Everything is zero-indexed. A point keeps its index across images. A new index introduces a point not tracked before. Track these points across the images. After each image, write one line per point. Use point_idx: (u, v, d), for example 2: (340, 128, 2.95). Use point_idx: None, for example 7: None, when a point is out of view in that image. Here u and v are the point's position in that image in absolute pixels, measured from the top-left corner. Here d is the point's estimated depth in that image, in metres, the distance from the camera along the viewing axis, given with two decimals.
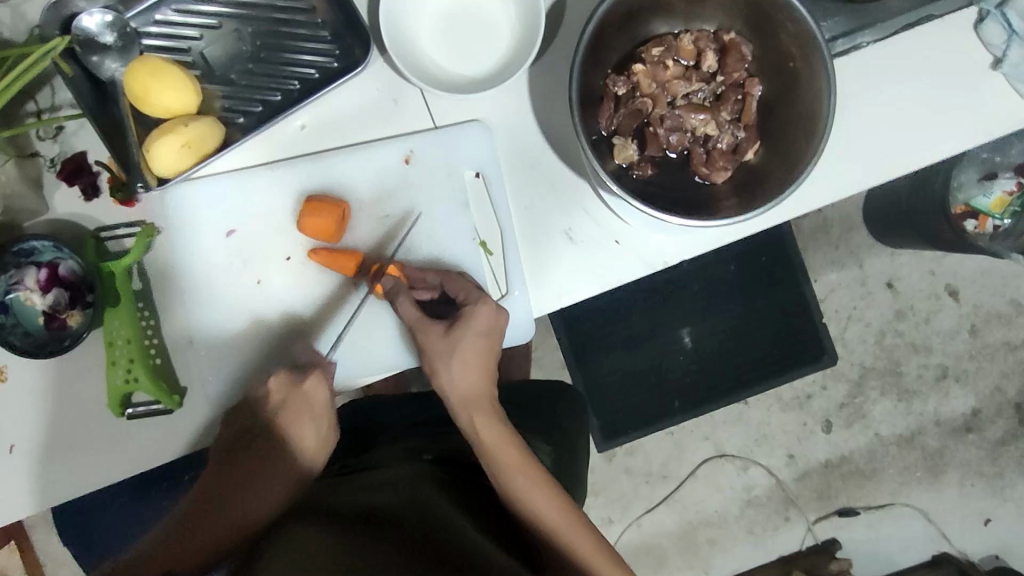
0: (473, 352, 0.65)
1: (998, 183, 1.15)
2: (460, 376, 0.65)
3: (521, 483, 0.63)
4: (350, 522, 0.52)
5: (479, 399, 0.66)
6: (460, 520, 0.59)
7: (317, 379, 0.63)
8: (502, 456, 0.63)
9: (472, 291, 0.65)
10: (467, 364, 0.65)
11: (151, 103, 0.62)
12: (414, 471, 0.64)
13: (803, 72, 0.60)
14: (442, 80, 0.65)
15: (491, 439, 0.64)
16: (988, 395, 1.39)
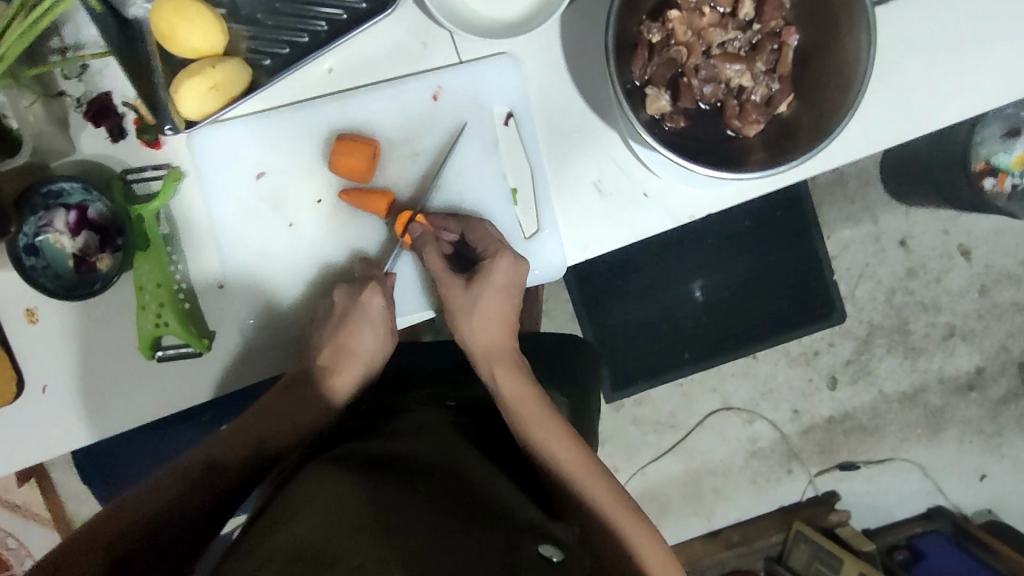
0: (496, 304, 0.68)
1: (1019, 141, 1.15)
2: (481, 329, 0.68)
3: (544, 433, 0.64)
4: (371, 468, 0.54)
5: (501, 352, 0.69)
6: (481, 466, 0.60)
7: (371, 288, 0.65)
8: (526, 409, 0.65)
9: (493, 243, 0.66)
10: (489, 316, 0.68)
11: (178, 42, 0.61)
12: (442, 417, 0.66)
13: (841, 20, 0.59)
14: (473, 23, 0.64)
15: (514, 394, 0.66)
16: (993, 355, 1.41)
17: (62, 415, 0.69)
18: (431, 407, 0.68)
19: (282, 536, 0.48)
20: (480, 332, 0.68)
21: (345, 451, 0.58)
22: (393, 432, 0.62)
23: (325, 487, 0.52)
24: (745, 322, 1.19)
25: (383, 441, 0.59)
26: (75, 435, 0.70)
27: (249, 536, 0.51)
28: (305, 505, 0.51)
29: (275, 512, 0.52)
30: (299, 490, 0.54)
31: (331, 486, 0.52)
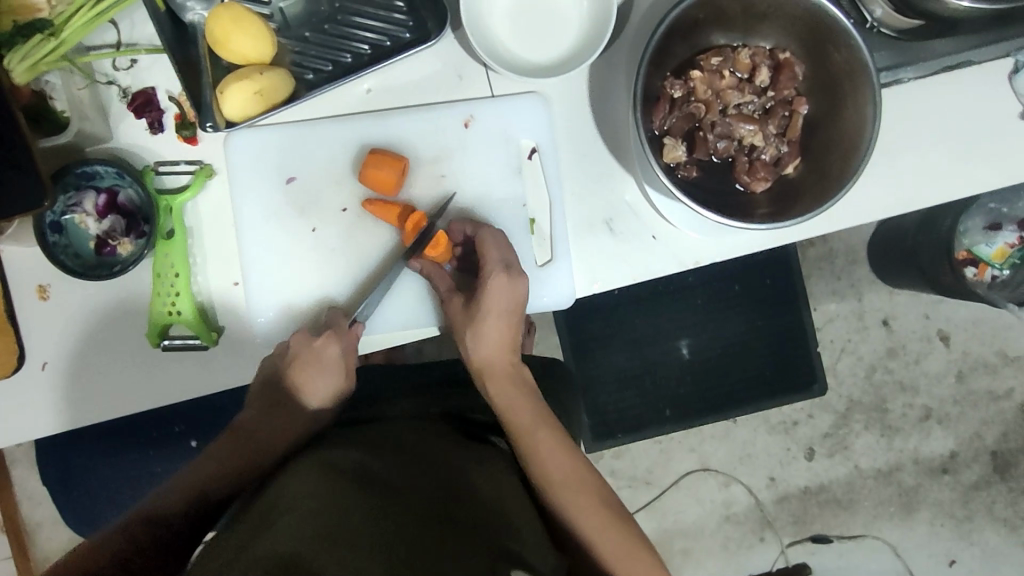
0: (498, 330, 0.68)
1: (1002, 235, 1.21)
2: (486, 345, 0.69)
3: (540, 439, 0.66)
4: (346, 475, 0.56)
5: (502, 370, 0.69)
6: (461, 476, 0.62)
7: (327, 338, 0.66)
8: (521, 416, 0.67)
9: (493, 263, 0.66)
10: (490, 339, 0.68)
11: (229, 48, 0.65)
12: (427, 429, 0.69)
13: (850, 95, 0.64)
14: (508, 60, 0.68)
15: (512, 402, 0.68)
16: (967, 440, 1.44)
17: (57, 396, 0.70)
18: (415, 419, 0.71)
19: (260, 532, 0.49)
20: (483, 352, 0.69)
21: (328, 456, 0.60)
22: (377, 443, 0.64)
23: (306, 493, 0.53)
24: (731, 383, 1.21)
25: (366, 451, 0.61)
26: (67, 417, 0.70)
27: (227, 531, 0.52)
28: (285, 503, 0.52)
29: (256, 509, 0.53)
30: (281, 490, 0.55)
31: (312, 487, 0.53)
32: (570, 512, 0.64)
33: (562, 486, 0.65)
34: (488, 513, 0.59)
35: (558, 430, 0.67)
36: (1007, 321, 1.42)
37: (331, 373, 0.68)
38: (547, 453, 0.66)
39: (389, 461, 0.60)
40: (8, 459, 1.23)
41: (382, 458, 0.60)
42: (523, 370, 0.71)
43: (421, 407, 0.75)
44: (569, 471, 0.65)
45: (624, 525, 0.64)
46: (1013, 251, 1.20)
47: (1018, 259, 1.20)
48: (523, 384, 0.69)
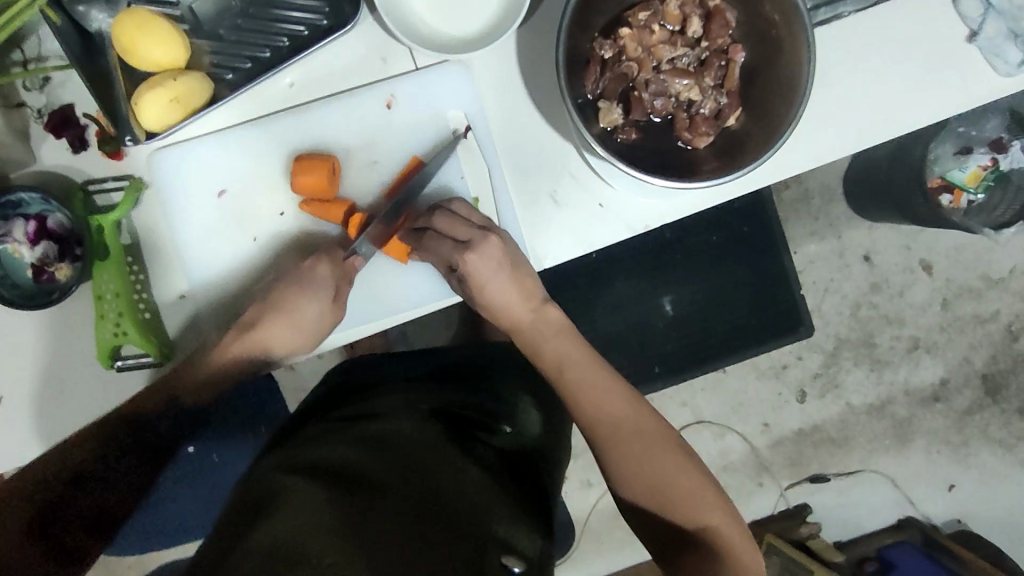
0: (505, 288, 0.67)
1: (974, 158, 1.18)
2: (499, 304, 0.69)
3: (575, 377, 0.68)
4: (345, 481, 0.51)
5: (528, 319, 0.70)
6: (458, 473, 0.58)
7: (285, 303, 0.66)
8: (560, 357, 0.69)
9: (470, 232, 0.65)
10: (499, 299, 0.68)
11: (139, 57, 0.62)
12: (423, 424, 0.65)
13: (784, 37, 0.61)
14: (429, 39, 0.66)
15: (544, 347, 0.70)
16: (956, 366, 1.44)
17: (20, 424, 0.69)
18: (407, 414, 0.67)
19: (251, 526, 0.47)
20: (505, 312, 0.70)
21: (321, 453, 0.57)
22: (370, 438, 0.60)
23: (308, 497, 0.49)
24: (713, 337, 1.20)
25: (357, 447, 0.58)
26: (36, 445, 0.70)
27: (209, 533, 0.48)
28: (277, 494, 0.49)
29: (239, 505, 0.50)
30: (270, 483, 0.52)
31: (305, 485, 0.50)
32: (612, 445, 0.65)
33: (604, 417, 0.66)
34: (484, 508, 0.56)
35: (589, 361, 0.68)
36: (988, 244, 1.41)
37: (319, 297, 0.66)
38: (590, 390, 0.67)
39: (390, 459, 0.56)
40: None
41: (376, 454, 0.57)
42: (548, 310, 0.70)
43: (408, 403, 0.71)
44: (618, 402, 0.67)
45: (666, 452, 0.65)
46: (987, 173, 1.18)
47: (991, 181, 1.18)
48: (555, 327, 0.70)
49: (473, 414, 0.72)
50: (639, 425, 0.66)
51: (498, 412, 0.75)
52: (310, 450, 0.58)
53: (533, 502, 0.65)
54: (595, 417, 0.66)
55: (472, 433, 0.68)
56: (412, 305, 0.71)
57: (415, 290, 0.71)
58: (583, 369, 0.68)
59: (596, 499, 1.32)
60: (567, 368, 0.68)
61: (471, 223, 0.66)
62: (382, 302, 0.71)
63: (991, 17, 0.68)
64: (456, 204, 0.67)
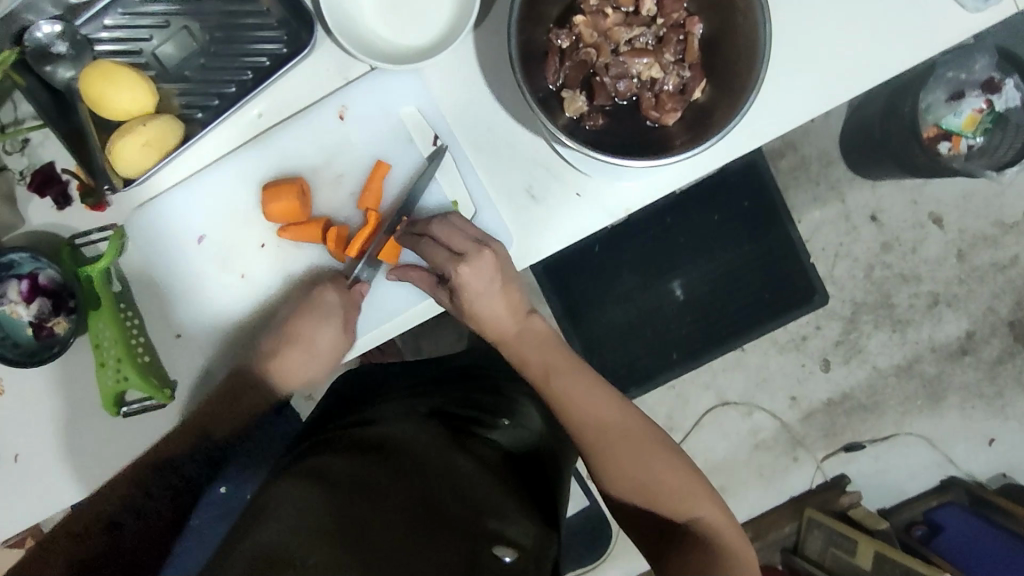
0: (495, 306, 0.68)
1: (967, 103, 1.15)
2: (488, 317, 0.69)
3: (559, 385, 0.68)
4: (337, 484, 0.53)
5: (517, 333, 0.70)
6: (449, 467, 0.61)
7: (330, 288, 0.67)
8: (545, 363, 0.69)
9: (473, 245, 0.66)
10: (489, 313, 0.68)
11: (107, 106, 0.64)
12: (419, 425, 0.67)
13: (736, 2, 0.60)
14: (388, 53, 0.66)
15: (529, 358, 0.69)
16: (981, 316, 1.40)
17: (39, 478, 0.71)
18: (402, 416, 0.70)
19: (250, 534, 0.49)
20: (488, 328, 0.70)
21: (320, 458, 0.59)
22: (365, 440, 0.62)
23: (298, 504, 0.51)
24: (723, 316, 1.18)
25: (354, 451, 0.59)
26: (60, 497, 0.71)
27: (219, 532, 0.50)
28: (275, 503, 0.51)
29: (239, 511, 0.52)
30: (262, 493, 0.54)
31: (297, 493, 0.52)
32: (598, 448, 0.66)
33: (588, 417, 0.67)
34: (477, 503, 0.58)
35: (573, 368, 0.68)
36: (998, 189, 1.37)
37: (338, 321, 0.68)
38: (576, 397, 0.67)
39: (380, 458, 0.58)
40: None
41: (373, 455, 0.59)
42: (534, 321, 0.71)
43: (406, 407, 0.73)
44: (598, 402, 0.67)
45: (655, 449, 0.66)
46: (983, 116, 1.15)
47: (989, 123, 1.15)
48: (541, 338, 0.71)
49: (470, 410, 0.74)
50: (626, 425, 0.67)
51: (497, 405, 0.77)
52: (308, 457, 0.60)
53: (524, 488, 0.67)
54: (580, 419, 0.67)
55: (467, 431, 0.70)
56: (408, 309, 0.71)
57: (401, 295, 0.71)
58: (566, 374, 0.68)
59: None
60: (553, 372, 0.68)
61: (468, 234, 0.66)
62: (380, 311, 0.72)
63: None
64: (456, 215, 0.67)
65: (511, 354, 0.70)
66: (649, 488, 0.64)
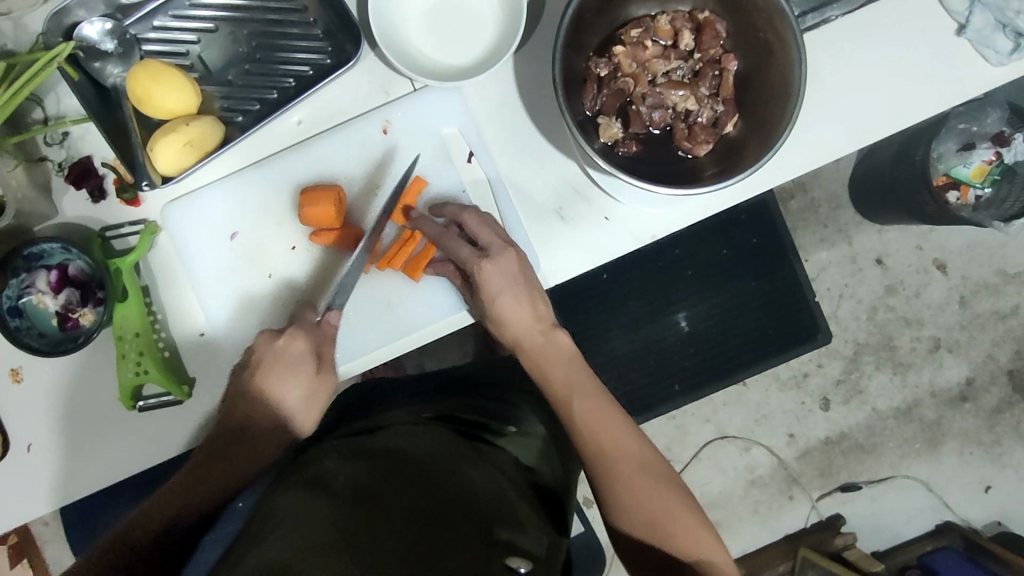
0: (516, 306, 0.67)
1: (977, 154, 1.17)
2: (510, 324, 0.68)
3: (579, 410, 0.66)
4: (342, 494, 0.53)
5: (535, 342, 0.68)
6: (456, 474, 0.60)
7: (291, 333, 0.65)
8: (570, 383, 0.67)
9: (497, 243, 0.66)
10: (512, 317, 0.67)
11: (152, 104, 0.65)
12: (424, 432, 0.67)
13: (774, 43, 0.62)
14: (431, 70, 0.68)
15: (552, 370, 0.68)
16: (981, 364, 1.42)
17: (48, 471, 0.70)
18: (409, 423, 0.69)
19: (259, 541, 0.47)
20: (508, 331, 0.68)
21: (324, 468, 0.58)
22: (370, 450, 0.61)
23: (305, 512, 0.50)
24: (729, 349, 1.19)
25: (360, 460, 0.59)
26: (67, 491, 0.71)
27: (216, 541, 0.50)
28: (283, 515, 0.50)
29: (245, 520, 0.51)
30: (264, 503, 0.53)
31: (301, 502, 0.51)
32: (610, 482, 0.64)
33: (602, 447, 0.65)
34: (487, 510, 0.57)
35: (597, 393, 0.66)
36: (1001, 239, 1.40)
37: (300, 369, 0.66)
38: (596, 424, 0.65)
39: (385, 467, 0.58)
40: (37, 540, 1.25)
41: (381, 465, 0.58)
42: (557, 335, 0.69)
43: (411, 412, 0.73)
44: (615, 433, 0.65)
45: (669, 489, 0.64)
46: (992, 167, 1.18)
47: (998, 175, 1.18)
48: (567, 355, 0.69)
49: (476, 416, 0.73)
50: (642, 463, 0.65)
51: (502, 412, 0.76)
52: (310, 466, 0.59)
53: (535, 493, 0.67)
54: (596, 448, 0.65)
55: (476, 438, 0.69)
56: (432, 322, 0.72)
57: (428, 307, 0.72)
58: (587, 398, 0.67)
59: None
60: (575, 394, 0.66)
61: (497, 233, 0.66)
62: (402, 320, 0.72)
63: (978, 10, 0.69)
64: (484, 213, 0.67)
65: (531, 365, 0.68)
66: (657, 532, 0.63)
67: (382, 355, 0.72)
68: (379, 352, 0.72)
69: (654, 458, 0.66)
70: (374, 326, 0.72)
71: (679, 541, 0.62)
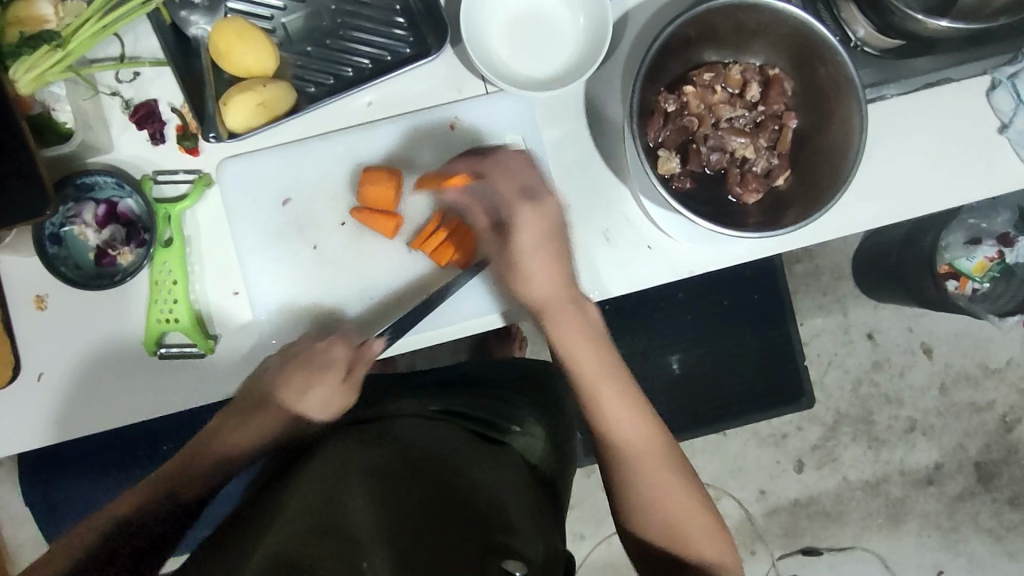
0: (544, 260, 0.65)
1: (981, 249, 1.23)
2: (532, 287, 0.66)
3: (603, 392, 0.66)
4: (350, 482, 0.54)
5: (559, 308, 0.67)
6: (465, 470, 0.60)
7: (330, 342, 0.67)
8: (596, 365, 0.67)
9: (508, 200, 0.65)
10: (535, 275, 0.66)
11: (233, 61, 0.66)
12: (439, 426, 0.67)
13: (837, 109, 0.65)
14: (506, 76, 0.70)
15: (577, 351, 0.67)
16: (951, 451, 1.46)
17: (53, 405, 0.69)
18: (423, 415, 0.69)
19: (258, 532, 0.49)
20: (535, 294, 0.66)
21: (335, 453, 0.59)
22: (378, 439, 0.61)
23: (311, 498, 0.52)
24: (717, 397, 1.20)
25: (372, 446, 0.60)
26: (71, 427, 0.70)
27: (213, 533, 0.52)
28: (285, 504, 0.52)
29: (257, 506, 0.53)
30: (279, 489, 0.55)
31: (312, 488, 0.53)
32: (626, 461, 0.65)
33: (621, 432, 0.66)
34: (496, 513, 0.56)
35: (622, 377, 0.67)
36: (987, 334, 1.45)
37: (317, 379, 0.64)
38: (619, 412, 0.66)
39: (398, 456, 0.58)
40: None
41: (391, 454, 0.58)
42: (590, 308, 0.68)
43: (423, 405, 0.73)
44: (636, 425, 0.66)
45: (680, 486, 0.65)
46: (992, 265, 1.23)
47: (997, 272, 1.23)
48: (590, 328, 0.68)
49: (487, 415, 0.73)
50: (656, 453, 0.66)
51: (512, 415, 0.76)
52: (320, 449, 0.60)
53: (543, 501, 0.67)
54: (617, 434, 0.65)
55: (486, 439, 0.69)
56: (462, 320, 0.73)
57: (464, 304, 0.73)
58: (612, 381, 0.67)
59: (587, 551, 1.32)
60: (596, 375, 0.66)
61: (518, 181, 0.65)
62: (435, 314, 0.72)
63: (1022, 112, 0.73)
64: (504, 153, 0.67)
65: (552, 333, 0.67)
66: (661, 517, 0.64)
67: (411, 345, 0.73)
68: (406, 343, 0.72)
69: (668, 454, 0.66)
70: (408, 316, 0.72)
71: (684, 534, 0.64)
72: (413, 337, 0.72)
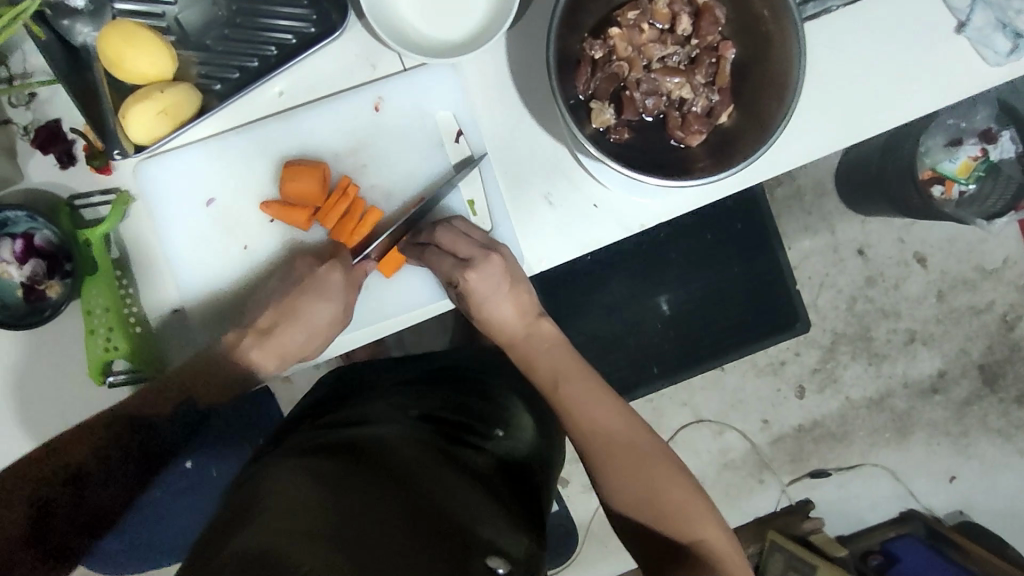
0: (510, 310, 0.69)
1: (964, 149, 1.18)
2: (496, 321, 0.70)
3: (569, 393, 0.67)
4: (330, 480, 0.51)
5: (524, 335, 0.71)
6: (438, 473, 0.59)
7: (332, 264, 0.66)
8: (555, 367, 0.69)
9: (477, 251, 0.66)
10: (498, 316, 0.70)
11: (126, 69, 0.62)
12: (410, 429, 0.65)
13: (775, 36, 0.60)
14: (418, 44, 0.65)
15: (537, 359, 0.70)
16: (953, 357, 1.44)
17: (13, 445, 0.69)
18: (394, 420, 0.67)
19: (238, 531, 0.46)
20: (495, 330, 0.71)
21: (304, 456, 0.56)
22: (351, 444, 0.59)
23: (289, 497, 0.49)
24: (707, 337, 1.16)
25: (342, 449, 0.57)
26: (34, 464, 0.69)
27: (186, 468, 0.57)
28: (260, 499, 0.49)
29: (232, 510, 0.50)
30: (253, 489, 0.52)
31: (287, 487, 0.50)
32: (605, 456, 0.65)
33: (595, 424, 0.66)
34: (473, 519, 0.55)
35: (585, 375, 0.68)
36: (982, 235, 1.41)
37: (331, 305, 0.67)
38: (589, 410, 0.66)
39: (370, 460, 0.56)
40: None
41: (363, 456, 0.57)
42: (543, 324, 0.72)
43: (395, 406, 0.71)
44: (615, 419, 0.66)
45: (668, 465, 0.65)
46: (977, 164, 1.18)
47: (982, 171, 1.18)
48: (551, 341, 0.71)
49: (463, 418, 0.72)
50: (636, 440, 0.66)
51: (491, 411, 0.76)
52: (289, 455, 0.57)
53: (517, 502, 0.65)
54: (590, 429, 0.66)
55: (462, 443, 0.67)
56: (410, 309, 0.70)
57: (404, 294, 0.70)
58: (577, 380, 0.68)
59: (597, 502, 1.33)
60: (561, 379, 0.68)
61: (473, 240, 0.66)
62: (378, 304, 0.70)
63: (979, 9, 0.68)
64: (459, 222, 0.67)
65: (522, 349, 0.71)
66: (651, 503, 0.63)
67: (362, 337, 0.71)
68: (356, 335, 0.71)
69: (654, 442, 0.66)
70: (354, 308, 0.70)
71: (676, 512, 0.63)
72: (359, 329, 0.71)
